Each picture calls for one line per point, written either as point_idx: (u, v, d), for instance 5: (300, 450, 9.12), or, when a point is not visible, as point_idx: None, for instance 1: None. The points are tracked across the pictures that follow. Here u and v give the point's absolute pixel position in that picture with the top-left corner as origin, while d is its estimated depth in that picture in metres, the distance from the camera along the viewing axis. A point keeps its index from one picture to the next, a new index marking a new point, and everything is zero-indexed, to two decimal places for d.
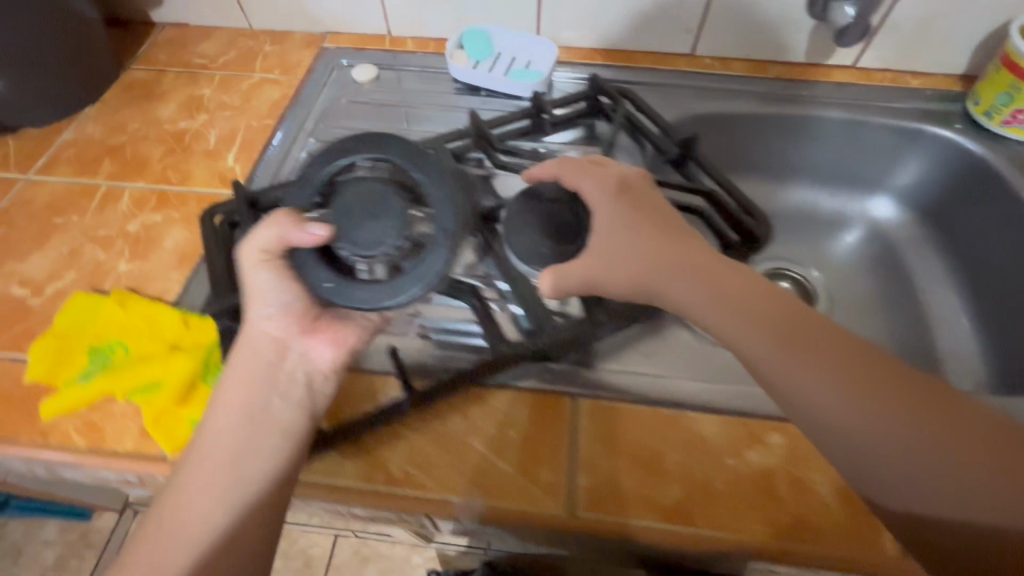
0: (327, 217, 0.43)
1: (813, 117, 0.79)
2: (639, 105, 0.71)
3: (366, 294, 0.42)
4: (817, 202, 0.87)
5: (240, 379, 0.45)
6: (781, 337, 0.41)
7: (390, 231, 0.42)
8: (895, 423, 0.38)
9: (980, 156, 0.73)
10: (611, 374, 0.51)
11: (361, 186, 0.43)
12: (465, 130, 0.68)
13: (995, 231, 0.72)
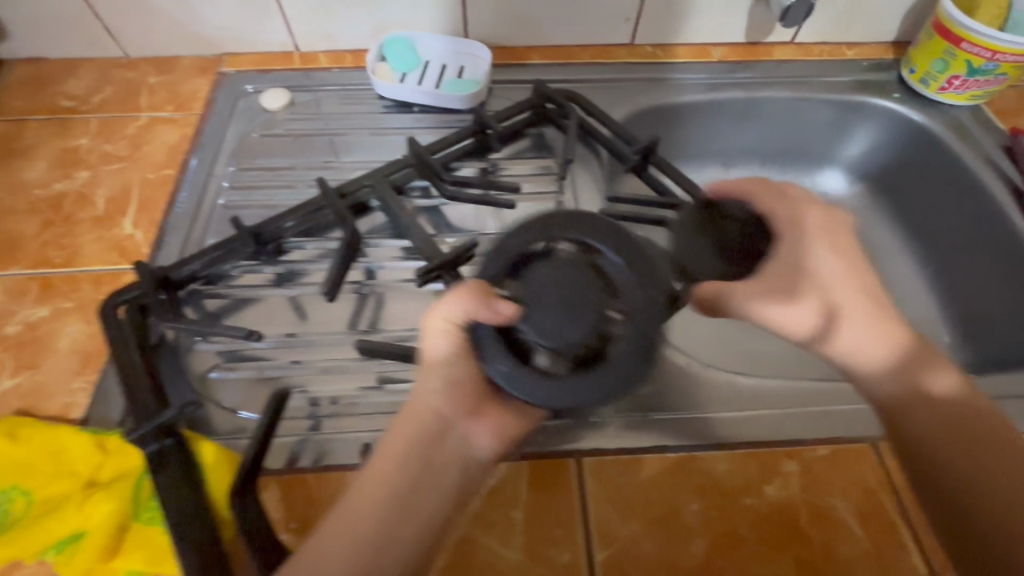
0: (515, 294, 0.40)
1: (760, 99, 0.77)
2: (590, 110, 0.65)
3: (545, 392, 0.39)
4: (770, 181, 0.84)
5: (383, 472, 0.40)
6: (891, 365, 0.44)
7: (584, 327, 0.39)
8: (971, 469, 0.41)
9: (921, 124, 0.73)
10: (609, 423, 0.46)
11: (560, 271, 0.40)
12: (403, 159, 0.60)
13: (939, 195, 0.73)
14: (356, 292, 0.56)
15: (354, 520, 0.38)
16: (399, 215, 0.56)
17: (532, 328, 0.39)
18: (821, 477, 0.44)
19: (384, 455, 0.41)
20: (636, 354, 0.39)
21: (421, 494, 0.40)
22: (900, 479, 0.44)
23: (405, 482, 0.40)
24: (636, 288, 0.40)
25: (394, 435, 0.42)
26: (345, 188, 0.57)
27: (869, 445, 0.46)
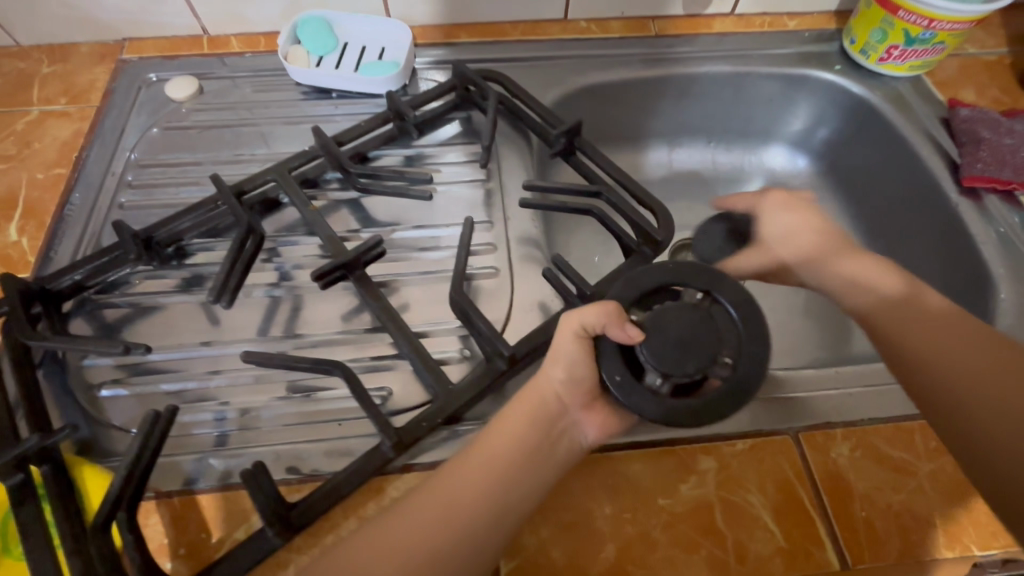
0: (642, 320, 0.41)
1: (700, 74, 0.74)
2: (512, 91, 0.62)
3: (652, 407, 0.39)
4: (716, 159, 0.82)
5: (510, 436, 0.40)
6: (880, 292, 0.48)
7: (696, 363, 0.39)
8: (932, 352, 0.43)
9: (862, 97, 0.71)
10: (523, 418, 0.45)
11: (685, 311, 0.41)
12: (309, 150, 0.56)
13: (879, 169, 0.71)
14: (269, 296, 0.52)
15: (483, 465, 0.39)
16: (304, 211, 0.52)
17: (651, 354, 0.39)
18: (738, 474, 0.43)
19: (499, 433, 0.41)
20: (735, 395, 0.39)
21: (533, 479, 0.39)
22: (818, 471, 0.43)
23: (520, 461, 0.39)
24: (746, 339, 0.40)
25: (506, 418, 0.41)
26: (244, 184, 0.53)
27: (789, 437, 0.44)
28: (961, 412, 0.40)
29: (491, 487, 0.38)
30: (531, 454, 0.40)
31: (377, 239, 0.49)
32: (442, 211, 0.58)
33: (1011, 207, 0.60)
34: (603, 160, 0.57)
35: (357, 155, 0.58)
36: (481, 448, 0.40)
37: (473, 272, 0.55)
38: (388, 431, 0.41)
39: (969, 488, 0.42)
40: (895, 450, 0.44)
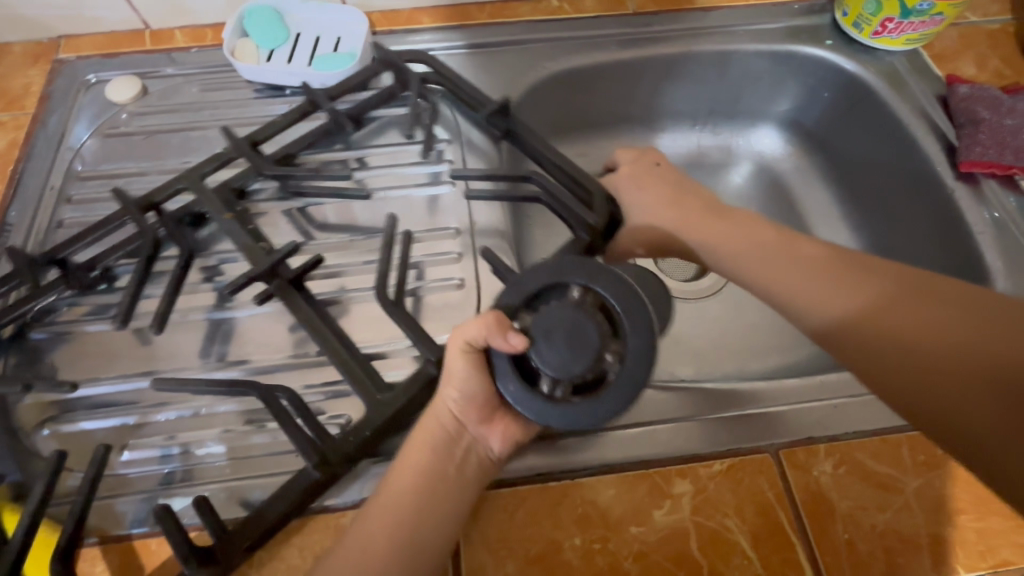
0: (526, 325, 0.38)
1: (677, 55, 0.69)
2: (438, 72, 0.60)
3: (549, 412, 0.37)
4: (700, 144, 0.78)
5: (410, 469, 0.40)
6: (795, 269, 0.46)
7: (581, 363, 0.37)
8: (871, 337, 0.42)
9: (853, 75, 0.67)
10: None
11: (566, 310, 0.38)
12: (222, 152, 0.52)
13: (870, 151, 0.67)
14: (210, 320, 0.49)
15: (389, 505, 0.38)
16: (222, 220, 0.48)
17: (537, 357, 0.37)
18: (715, 496, 0.41)
19: (399, 470, 0.40)
20: (634, 384, 0.37)
21: (443, 508, 0.38)
22: (799, 491, 0.41)
23: (424, 494, 0.39)
24: (636, 329, 0.37)
25: (406, 453, 0.41)
26: (154, 195, 0.49)
27: (769, 455, 0.42)
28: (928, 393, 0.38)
29: (399, 530, 0.37)
30: (432, 483, 0.39)
31: (319, 256, 0.46)
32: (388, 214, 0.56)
33: (1009, 191, 0.56)
34: (537, 143, 0.55)
35: (284, 156, 0.54)
36: (382, 496, 0.39)
37: (430, 283, 0.52)
38: (309, 453, 0.39)
39: (956, 505, 0.40)
40: (882, 466, 0.42)
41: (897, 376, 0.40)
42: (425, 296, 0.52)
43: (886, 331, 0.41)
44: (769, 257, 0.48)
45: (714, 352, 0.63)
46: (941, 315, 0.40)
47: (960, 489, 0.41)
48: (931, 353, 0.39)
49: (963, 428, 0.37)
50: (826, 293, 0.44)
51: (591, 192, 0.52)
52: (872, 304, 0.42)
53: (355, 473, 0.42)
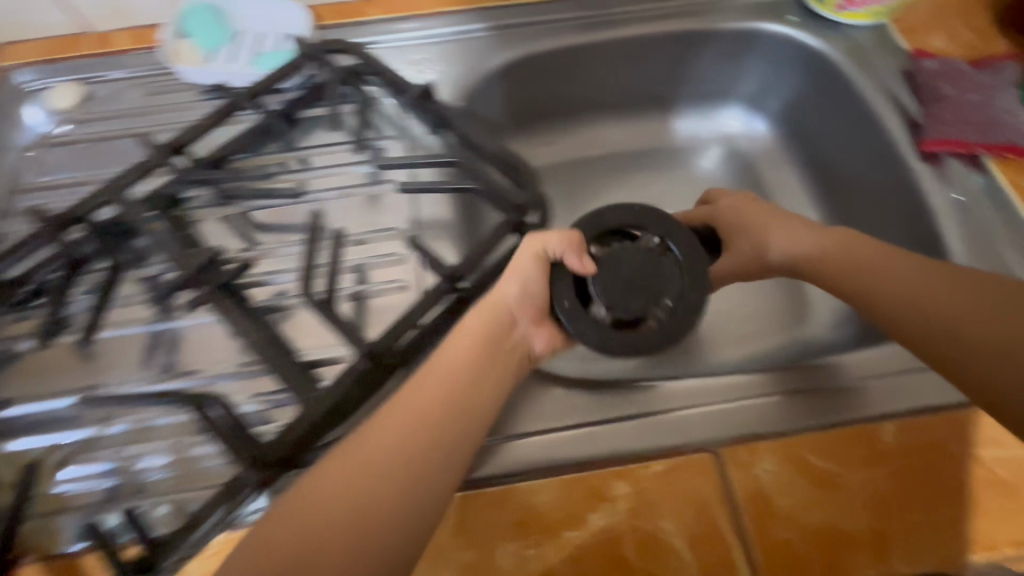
0: (599, 255, 0.44)
1: (636, 38, 0.66)
2: (362, 59, 0.58)
3: (591, 334, 0.42)
4: (667, 129, 0.76)
5: (463, 353, 0.41)
6: (852, 255, 0.47)
7: (637, 300, 0.43)
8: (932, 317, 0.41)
9: (818, 52, 0.64)
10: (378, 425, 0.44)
11: (637, 253, 0.44)
12: (143, 161, 0.51)
13: (836, 131, 0.65)
14: (150, 332, 0.50)
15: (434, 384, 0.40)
16: (147, 230, 0.49)
17: (598, 288, 0.43)
18: (652, 498, 0.40)
19: (445, 357, 0.41)
20: (677, 331, 0.42)
21: (482, 393, 0.41)
22: (739, 491, 0.40)
23: (469, 377, 0.41)
24: (691, 285, 0.43)
25: (453, 341, 0.43)
26: (76, 209, 0.49)
27: (710, 454, 0.41)
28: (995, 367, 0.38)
29: (441, 406, 0.38)
30: (476, 368, 0.41)
31: (243, 264, 0.49)
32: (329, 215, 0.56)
33: (974, 170, 0.54)
34: (472, 131, 0.55)
35: (215, 160, 0.55)
36: (425, 379, 0.40)
37: (375, 287, 0.52)
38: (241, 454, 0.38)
39: (899, 500, 0.40)
40: (825, 463, 0.41)
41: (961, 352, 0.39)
42: (372, 298, 0.51)
43: (944, 312, 0.41)
44: (793, 237, 0.51)
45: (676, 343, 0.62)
46: (940, 284, 0.42)
47: (904, 485, 0.40)
48: (937, 315, 0.41)
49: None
50: (886, 276, 0.45)
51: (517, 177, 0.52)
52: (887, 268, 0.45)
53: (289, 483, 0.41)
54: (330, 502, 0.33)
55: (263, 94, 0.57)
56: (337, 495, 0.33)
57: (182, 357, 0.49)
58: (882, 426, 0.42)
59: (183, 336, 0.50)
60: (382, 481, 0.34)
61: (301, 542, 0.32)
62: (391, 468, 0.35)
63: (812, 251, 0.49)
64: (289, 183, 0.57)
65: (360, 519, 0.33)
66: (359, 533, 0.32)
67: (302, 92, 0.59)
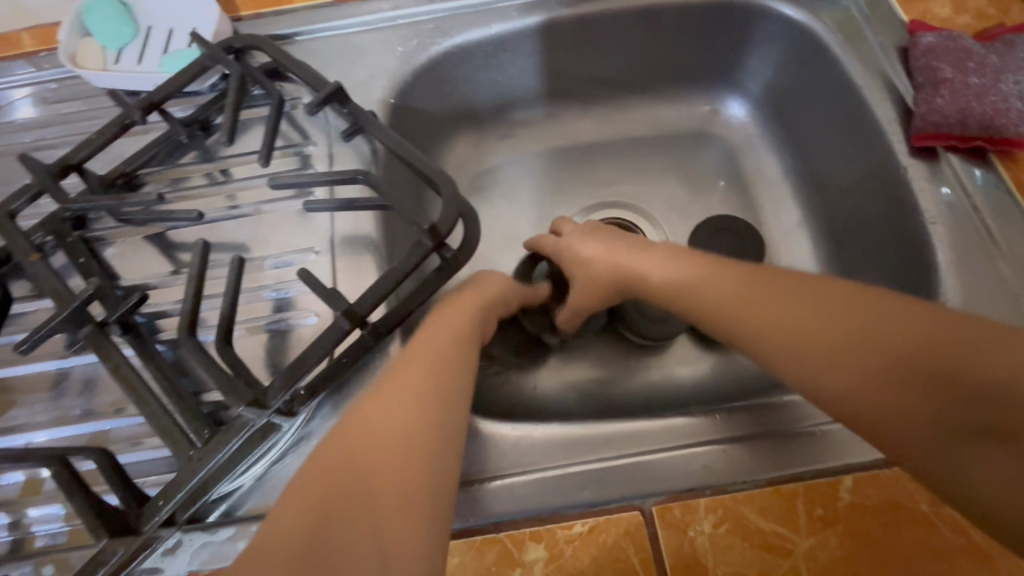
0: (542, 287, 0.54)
1: (593, 16, 0.58)
2: (270, 54, 0.52)
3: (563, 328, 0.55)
4: (638, 116, 0.68)
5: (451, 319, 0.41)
6: (712, 293, 0.39)
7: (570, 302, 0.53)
8: (800, 358, 0.34)
9: (801, 25, 0.55)
10: (272, 471, 0.41)
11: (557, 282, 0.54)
12: (31, 185, 0.46)
13: (823, 116, 0.56)
14: (57, 368, 0.47)
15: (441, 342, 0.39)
16: (29, 263, 0.44)
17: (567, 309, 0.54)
18: (574, 563, 0.36)
19: (435, 319, 0.41)
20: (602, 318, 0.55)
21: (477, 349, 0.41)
22: (670, 556, 0.35)
23: (462, 333, 0.41)
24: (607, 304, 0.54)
25: (442, 308, 0.43)
26: None
27: (639, 512, 0.37)
28: (882, 418, 0.31)
29: (443, 355, 0.38)
30: (470, 327, 0.42)
31: (140, 295, 0.43)
32: (250, 233, 0.51)
33: (971, 165, 0.47)
34: (388, 134, 0.48)
35: (119, 177, 0.50)
36: (421, 336, 0.40)
37: (294, 315, 0.47)
38: (97, 529, 0.34)
39: (851, 568, 0.35)
40: (770, 523, 0.36)
41: (844, 406, 0.33)
42: (285, 329, 0.47)
43: (809, 356, 0.34)
44: (688, 280, 0.41)
45: (637, 359, 0.57)
46: (806, 319, 0.35)
47: (858, 549, 0.35)
48: (839, 388, 0.33)
49: (932, 463, 0.30)
50: (747, 314, 0.37)
51: (437, 192, 0.45)
52: (783, 327, 0.35)
53: (180, 541, 0.38)
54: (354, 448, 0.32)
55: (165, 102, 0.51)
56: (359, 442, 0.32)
57: (86, 397, 0.46)
58: (842, 480, 0.37)
59: (86, 375, 0.46)
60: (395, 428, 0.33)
61: (319, 507, 0.30)
62: (402, 419, 0.34)
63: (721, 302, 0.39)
64: (204, 200, 0.52)
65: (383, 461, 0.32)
66: (379, 480, 0.31)
67: (214, 96, 0.53)
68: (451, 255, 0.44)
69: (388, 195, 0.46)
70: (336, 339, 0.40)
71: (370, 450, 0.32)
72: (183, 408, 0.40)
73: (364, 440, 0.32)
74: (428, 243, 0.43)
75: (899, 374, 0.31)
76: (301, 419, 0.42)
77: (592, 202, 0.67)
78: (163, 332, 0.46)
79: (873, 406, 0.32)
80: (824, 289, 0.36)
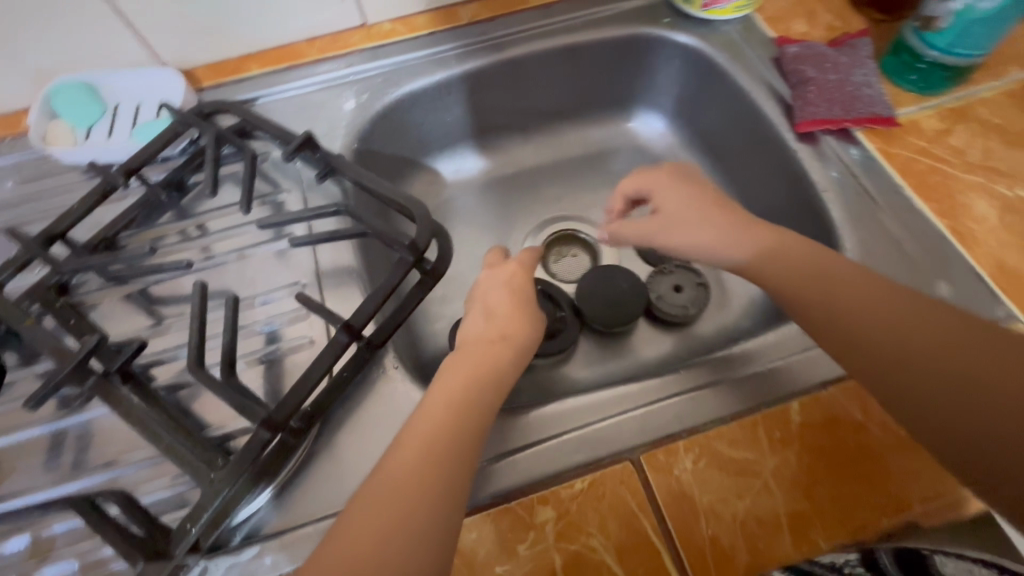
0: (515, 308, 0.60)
1: (522, 59, 0.67)
2: (240, 115, 0.57)
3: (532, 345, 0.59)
4: (573, 140, 0.77)
5: (481, 347, 0.44)
6: (791, 267, 0.44)
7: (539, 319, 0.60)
8: (866, 334, 0.39)
9: (695, 49, 0.66)
10: (286, 490, 0.43)
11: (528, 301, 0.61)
12: (17, 256, 0.49)
13: (726, 121, 0.67)
14: (53, 430, 0.47)
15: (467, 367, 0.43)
16: (23, 328, 0.46)
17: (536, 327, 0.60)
18: (580, 515, 0.40)
19: (436, 389, 0.42)
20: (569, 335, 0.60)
21: (474, 428, 0.40)
22: (661, 493, 0.40)
23: (472, 379, 0.42)
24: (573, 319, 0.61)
25: (438, 385, 0.42)
26: None
27: (629, 463, 0.42)
28: (929, 396, 0.36)
29: (463, 390, 0.41)
30: (468, 402, 0.41)
31: (137, 344, 0.45)
32: (236, 277, 0.54)
33: (847, 144, 0.57)
34: (358, 171, 0.54)
35: (103, 242, 0.52)
36: (415, 424, 0.39)
37: (287, 344, 0.50)
38: (132, 555, 0.37)
39: (812, 478, 0.41)
40: (739, 452, 0.42)
41: (896, 381, 0.38)
42: (281, 359, 0.49)
43: (874, 334, 0.39)
44: (775, 253, 0.45)
45: (607, 347, 0.63)
46: (877, 304, 0.40)
47: (815, 461, 0.41)
48: (896, 362, 0.38)
49: (962, 440, 0.35)
50: (825, 292, 0.41)
51: (411, 215, 0.51)
52: (858, 306, 0.40)
53: (206, 567, 0.40)
54: (332, 561, 0.33)
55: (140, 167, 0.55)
56: (337, 552, 0.33)
57: (86, 453, 0.46)
58: (787, 408, 0.44)
59: (84, 432, 0.47)
60: (428, 432, 0.39)
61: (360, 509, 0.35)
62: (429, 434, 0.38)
63: (839, 307, 0.41)
64: (186, 253, 0.55)
65: (398, 475, 0.36)
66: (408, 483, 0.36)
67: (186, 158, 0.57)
68: (431, 267, 0.49)
69: (366, 221, 0.51)
70: (335, 354, 0.44)
71: (398, 462, 0.37)
72: (194, 441, 0.42)
73: (397, 456, 0.37)
74: (408, 258, 0.48)
75: (948, 360, 0.36)
76: (310, 437, 0.45)
77: (545, 218, 0.75)
78: (159, 379, 0.48)
79: (942, 403, 0.36)
80: (902, 290, 0.40)
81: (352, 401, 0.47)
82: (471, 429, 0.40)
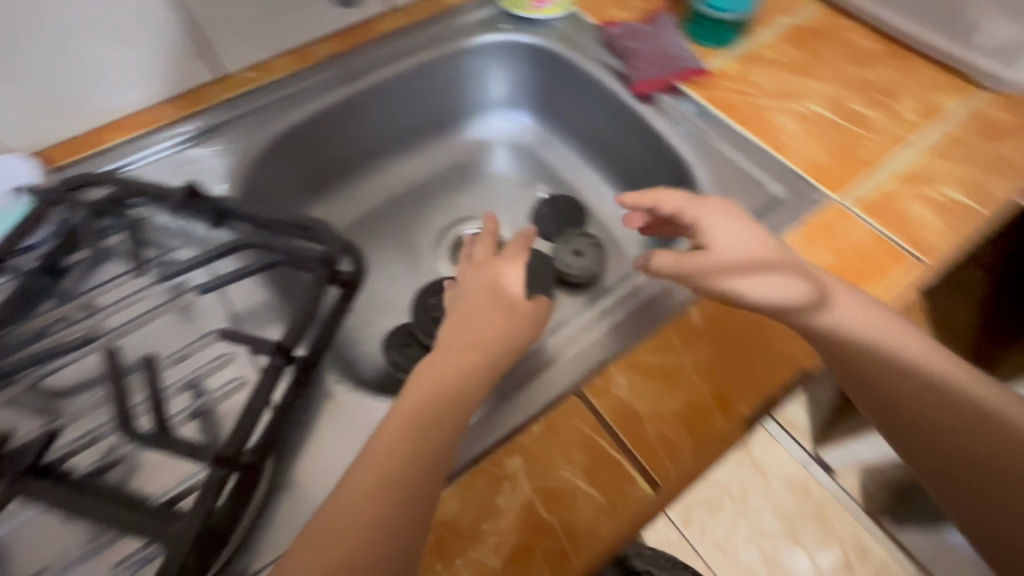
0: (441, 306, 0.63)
1: (386, 83, 0.71)
2: (108, 183, 0.56)
3: None
4: (453, 149, 0.82)
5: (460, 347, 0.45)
6: (843, 315, 0.42)
7: None
8: (897, 386, 0.41)
9: (537, 46, 0.74)
10: (253, 527, 0.42)
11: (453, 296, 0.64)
12: None
13: (579, 102, 0.76)
14: None
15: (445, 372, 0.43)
16: None
17: None
18: (543, 454, 0.43)
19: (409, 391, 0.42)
20: None
21: (436, 427, 0.40)
22: (607, 413, 0.45)
23: (448, 380, 0.43)
24: None
25: (414, 386, 0.42)
26: None
27: (575, 396, 0.46)
28: (945, 448, 0.40)
29: (437, 392, 0.42)
30: (429, 407, 0.41)
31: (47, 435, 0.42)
32: (140, 345, 0.51)
33: (677, 98, 0.68)
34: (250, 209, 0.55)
35: None
36: (386, 429, 0.40)
37: (214, 393, 0.49)
38: None
39: (723, 362, 0.47)
40: (659, 358, 0.48)
41: (919, 429, 0.41)
42: (213, 409, 0.48)
43: (909, 388, 0.41)
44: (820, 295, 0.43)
45: None
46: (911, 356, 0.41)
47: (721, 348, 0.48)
48: (923, 415, 0.40)
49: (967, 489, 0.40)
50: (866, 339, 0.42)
51: (314, 235, 0.53)
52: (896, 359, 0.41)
53: None
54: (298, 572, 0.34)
55: (8, 259, 0.52)
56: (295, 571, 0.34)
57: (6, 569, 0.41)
58: (688, 314, 0.50)
59: None
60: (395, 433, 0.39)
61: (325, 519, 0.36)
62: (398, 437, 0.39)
63: (879, 356, 0.41)
64: None
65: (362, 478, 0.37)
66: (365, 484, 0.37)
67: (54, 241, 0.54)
68: (347, 277, 0.51)
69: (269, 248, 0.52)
70: (271, 379, 0.44)
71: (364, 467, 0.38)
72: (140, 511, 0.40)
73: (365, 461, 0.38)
74: (319, 271, 0.50)
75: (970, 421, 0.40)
76: (268, 470, 0.44)
77: (444, 224, 0.80)
78: (80, 468, 0.44)
79: (955, 454, 0.40)
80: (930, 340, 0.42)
81: (301, 425, 0.47)
82: (432, 413, 0.41)
